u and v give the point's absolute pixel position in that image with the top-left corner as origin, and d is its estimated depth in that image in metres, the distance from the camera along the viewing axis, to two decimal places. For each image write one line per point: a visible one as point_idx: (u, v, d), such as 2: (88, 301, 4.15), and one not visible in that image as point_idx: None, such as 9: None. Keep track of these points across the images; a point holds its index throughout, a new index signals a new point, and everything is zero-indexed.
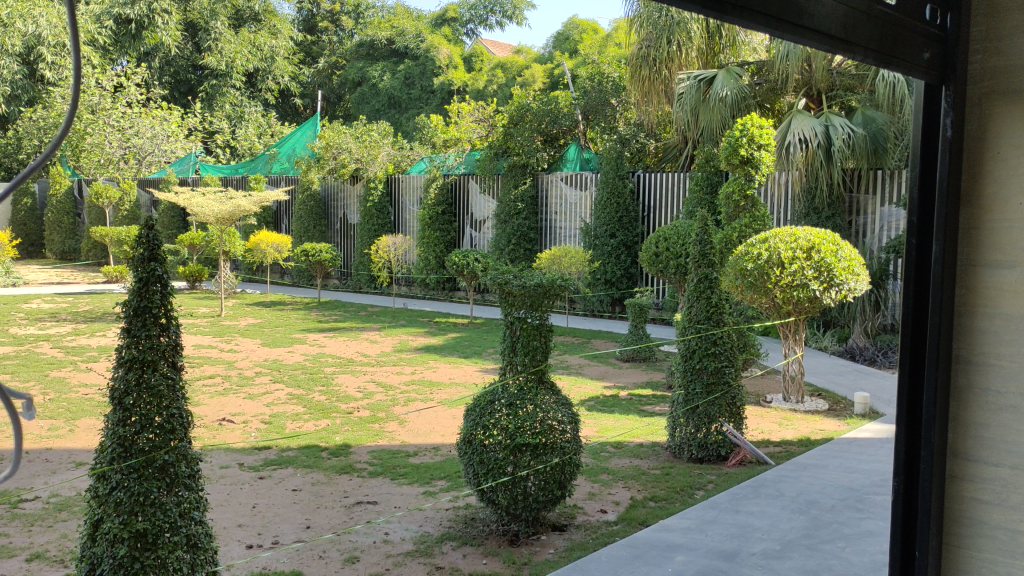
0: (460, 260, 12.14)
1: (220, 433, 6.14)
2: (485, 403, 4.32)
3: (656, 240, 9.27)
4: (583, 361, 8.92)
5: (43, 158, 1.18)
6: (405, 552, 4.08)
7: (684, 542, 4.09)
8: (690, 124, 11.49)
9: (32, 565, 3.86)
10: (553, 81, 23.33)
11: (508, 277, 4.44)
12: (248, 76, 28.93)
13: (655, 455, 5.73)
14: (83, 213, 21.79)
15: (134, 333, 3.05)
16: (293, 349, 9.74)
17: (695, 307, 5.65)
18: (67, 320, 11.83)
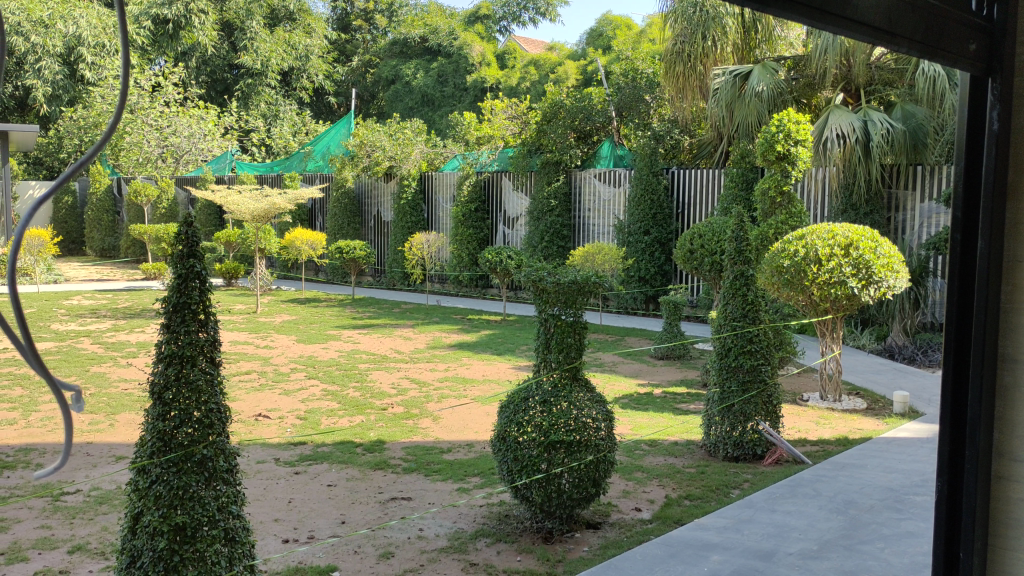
0: (493, 257, 12.12)
1: (256, 429, 6.21)
2: (519, 400, 4.32)
3: (692, 237, 9.22)
4: (616, 358, 8.90)
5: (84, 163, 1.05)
6: (439, 548, 4.09)
7: (720, 541, 4.06)
8: (726, 120, 11.35)
9: (74, 556, 3.93)
10: (587, 77, 23.26)
11: (542, 274, 4.44)
12: (283, 75, 29.15)
13: (690, 453, 5.69)
14: (123, 211, 22.18)
15: (174, 328, 3.09)
16: (327, 345, 9.81)
17: (731, 304, 5.62)
18: (106, 316, 12.03)
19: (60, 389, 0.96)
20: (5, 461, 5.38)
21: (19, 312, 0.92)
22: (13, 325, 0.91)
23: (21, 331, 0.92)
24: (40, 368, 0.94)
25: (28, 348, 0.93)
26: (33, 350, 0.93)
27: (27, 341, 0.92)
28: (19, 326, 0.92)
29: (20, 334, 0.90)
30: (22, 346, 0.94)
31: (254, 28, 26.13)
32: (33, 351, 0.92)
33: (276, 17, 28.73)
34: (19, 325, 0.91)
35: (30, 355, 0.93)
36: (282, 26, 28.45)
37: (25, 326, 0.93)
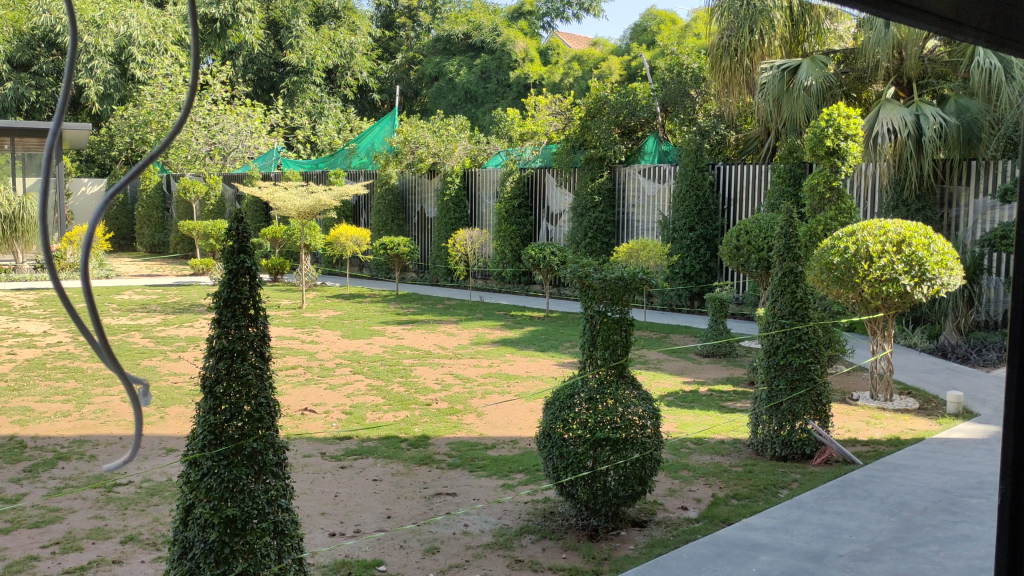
0: (536, 254, 12.10)
1: (303, 423, 6.28)
2: (565, 397, 4.33)
3: (738, 233, 9.11)
4: (661, 356, 8.85)
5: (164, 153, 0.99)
6: (485, 544, 4.09)
7: (768, 542, 4.00)
8: (773, 114, 11.21)
9: (127, 546, 4.00)
10: (631, 72, 23.16)
11: (588, 270, 4.42)
12: (327, 72, 29.36)
13: (737, 452, 5.62)
14: (171, 208, 22.59)
15: (224, 323, 3.14)
16: (372, 341, 9.88)
17: (779, 302, 5.57)
18: (156, 311, 12.25)
19: (133, 387, 0.98)
20: (60, 452, 5.51)
21: (93, 311, 0.94)
22: (89, 326, 0.93)
23: (95, 329, 0.93)
24: (113, 365, 0.96)
25: (101, 345, 0.95)
26: (107, 345, 0.95)
27: (101, 340, 0.94)
28: (93, 324, 0.94)
29: (98, 334, 0.92)
30: (97, 343, 0.96)
31: (300, 26, 27.09)
32: (108, 349, 0.93)
33: (321, 15, 29.25)
34: (93, 322, 0.93)
35: (104, 353, 0.95)
36: (328, 24, 28.97)
37: (101, 325, 0.95)
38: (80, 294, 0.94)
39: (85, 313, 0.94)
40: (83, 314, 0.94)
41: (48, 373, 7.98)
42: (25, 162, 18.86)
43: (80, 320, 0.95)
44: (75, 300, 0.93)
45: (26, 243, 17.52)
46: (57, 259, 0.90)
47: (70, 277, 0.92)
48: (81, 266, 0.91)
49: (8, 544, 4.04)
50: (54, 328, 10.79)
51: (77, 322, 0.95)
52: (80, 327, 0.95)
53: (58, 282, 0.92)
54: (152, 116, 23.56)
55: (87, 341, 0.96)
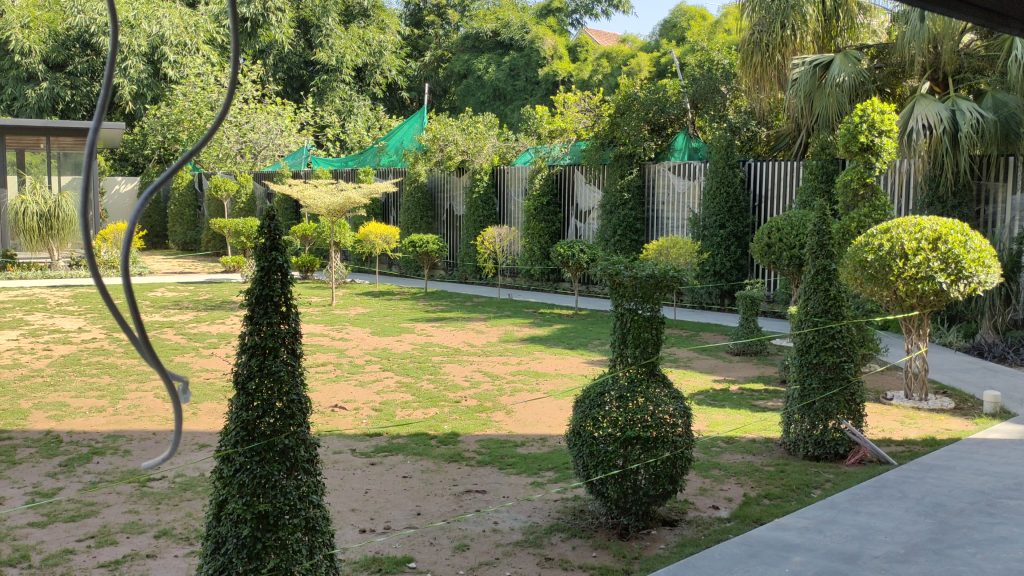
0: (565, 251, 12.05)
1: (333, 419, 6.32)
2: (595, 395, 4.33)
3: (769, 230, 9.03)
4: (692, 354, 8.80)
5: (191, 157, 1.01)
6: (515, 541, 4.09)
7: (801, 542, 3.96)
8: (805, 111, 11.09)
9: (160, 541, 4.04)
10: (661, 69, 23.06)
11: (618, 268, 4.40)
12: (357, 71, 29.48)
13: (769, 451, 5.56)
14: (203, 205, 22.83)
15: (256, 319, 3.16)
16: (401, 338, 9.92)
17: (812, 300, 5.50)
18: (189, 307, 12.38)
19: (173, 385, 1.02)
20: (95, 447, 5.58)
21: (136, 310, 0.96)
22: (131, 325, 0.96)
23: (136, 326, 0.96)
24: (154, 363, 0.99)
25: (142, 344, 0.97)
26: (148, 344, 0.97)
27: (143, 338, 0.96)
28: (135, 323, 0.97)
29: (139, 334, 0.94)
30: (138, 342, 0.99)
31: (330, 25, 28.00)
32: (149, 347, 0.96)
33: (350, 13, 29.60)
34: (134, 320, 0.96)
35: (145, 351, 0.97)
36: (356, 23, 29.33)
37: (142, 325, 0.97)
38: (125, 293, 0.96)
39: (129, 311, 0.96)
40: (123, 311, 0.97)
41: (83, 369, 8.09)
42: (60, 161, 18.99)
43: (120, 318, 0.98)
44: (122, 300, 0.96)
45: (60, 241, 17.75)
46: (109, 258, 0.93)
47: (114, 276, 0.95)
48: (121, 261, 0.93)
49: (45, 537, 4.10)
50: (89, 324, 10.93)
51: (119, 322, 0.98)
52: (121, 325, 0.98)
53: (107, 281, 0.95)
54: (184, 115, 23.86)
55: (129, 340, 0.99)
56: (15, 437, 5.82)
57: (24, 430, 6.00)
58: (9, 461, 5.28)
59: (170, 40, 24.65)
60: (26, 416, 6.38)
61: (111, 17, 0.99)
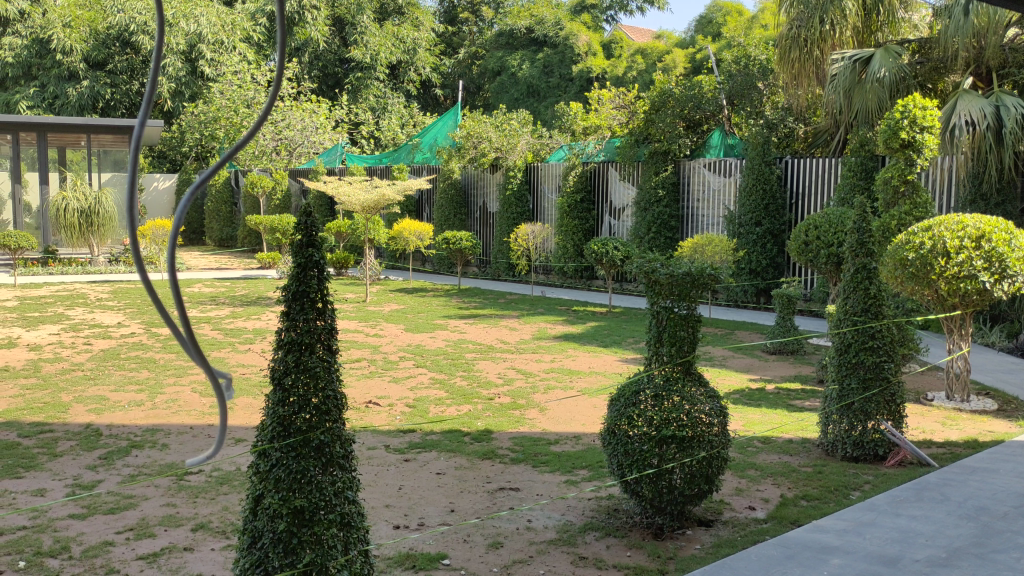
0: (599, 248, 12.00)
1: (367, 415, 6.35)
2: (631, 393, 4.30)
3: (806, 228, 8.93)
4: (727, 352, 8.71)
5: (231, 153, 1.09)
6: (548, 539, 4.07)
7: (840, 545, 3.90)
8: (844, 107, 10.95)
9: (198, 534, 4.08)
10: (696, 65, 22.92)
11: (654, 266, 4.37)
12: (390, 69, 29.66)
13: (806, 452, 5.49)
14: (240, 202, 23.07)
15: (293, 316, 3.18)
16: (435, 335, 9.94)
17: (851, 299, 5.43)
18: (225, 303, 12.50)
19: (219, 380, 1.12)
20: (134, 441, 5.65)
21: (181, 308, 1.06)
22: (178, 323, 1.05)
23: (182, 324, 1.05)
24: (199, 360, 1.08)
25: (188, 343, 1.06)
26: (193, 343, 1.07)
27: (188, 336, 1.06)
28: (182, 323, 1.06)
29: (186, 331, 1.03)
30: (185, 339, 1.09)
31: (365, 22, 28.15)
32: (193, 345, 1.05)
33: (385, 11, 29.79)
34: (180, 315, 1.05)
35: (191, 348, 1.07)
36: (391, 21, 29.50)
37: (187, 323, 1.07)
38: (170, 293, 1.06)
39: (174, 308, 1.06)
40: (171, 311, 1.07)
41: (122, 364, 8.20)
42: (100, 159, 19.16)
43: (169, 316, 1.08)
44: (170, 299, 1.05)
45: (100, 237, 18.04)
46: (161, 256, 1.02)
47: (162, 276, 1.03)
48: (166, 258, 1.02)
49: (85, 529, 4.16)
50: (127, 320, 11.07)
51: (169, 320, 1.07)
52: (169, 323, 1.08)
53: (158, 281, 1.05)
54: (221, 113, 24.15)
55: (176, 338, 1.08)
56: (56, 430, 5.91)
57: (64, 423, 6.09)
58: (51, 453, 5.37)
59: (207, 38, 25.03)
60: (67, 409, 6.47)
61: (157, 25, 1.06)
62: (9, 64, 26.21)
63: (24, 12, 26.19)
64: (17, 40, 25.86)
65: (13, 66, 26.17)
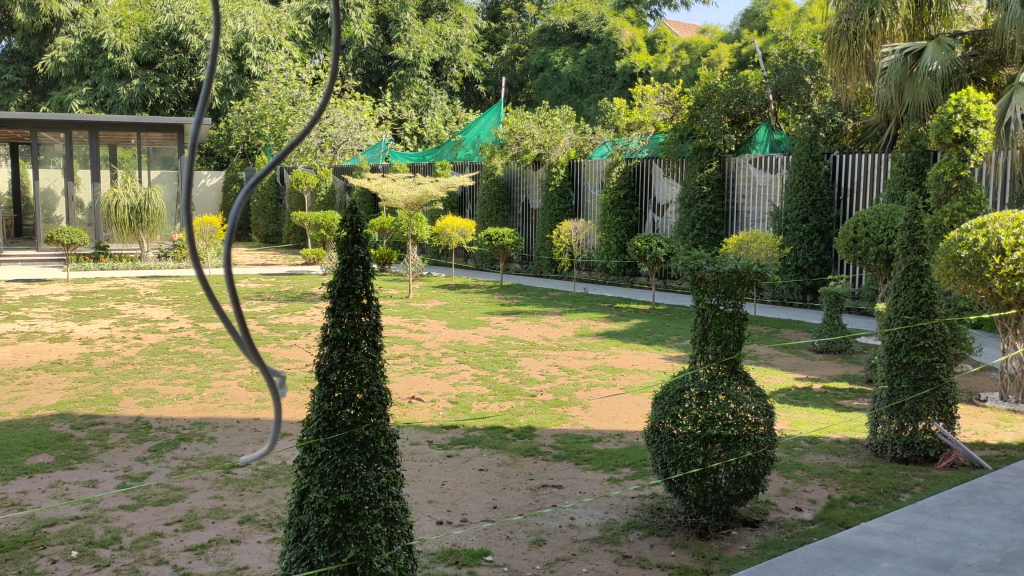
0: (643, 245, 11.93)
1: (410, 410, 6.39)
2: (675, 391, 4.26)
3: (855, 224, 8.78)
4: (772, 351, 8.60)
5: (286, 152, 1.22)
6: (591, 538, 4.05)
7: (889, 548, 3.83)
8: (894, 101, 10.78)
9: (244, 526, 4.13)
10: (742, 60, 22.67)
11: (700, 263, 4.33)
12: (433, 65, 29.80)
13: (855, 452, 5.40)
14: (285, 199, 23.37)
15: (338, 312, 3.19)
16: (477, 331, 9.96)
17: (902, 297, 5.32)
18: (271, 299, 12.65)
19: (272, 378, 1.22)
20: (182, 433, 5.74)
21: (237, 306, 1.15)
22: (234, 321, 1.14)
23: (239, 323, 1.15)
24: (254, 357, 1.18)
25: (244, 339, 1.16)
26: (248, 341, 1.16)
27: (244, 333, 1.15)
28: (238, 322, 1.16)
29: (243, 329, 1.12)
30: (239, 336, 1.18)
31: (408, 20, 28.35)
32: (249, 342, 1.15)
33: (428, 8, 29.99)
34: (235, 318, 1.15)
35: (247, 347, 1.17)
36: (434, 18, 29.65)
37: (242, 321, 1.16)
38: (230, 290, 1.15)
39: (231, 304, 1.14)
40: (226, 308, 1.16)
41: (172, 358, 8.35)
42: (149, 156, 19.38)
43: (223, 314, 1.17)
44: (229, 297, 1.14)
45: (150, 233, 18.39)
46: (223, 255, 1.10)
47: (225, 276, 1.12)
48: (230, 257, 1.11)
49: (135, 520, 4.24)
50: (176, 314, 11.27)
51: (224, 319, 1.16)
52: (225, 321, 1.17)
53: (217, 278, 1.14)
54: (267, 111, 24.50)
55: (230, 335, 1.17)
56: (108, 422, 6.04)
57: (115, 416, 6.22)
58: (102, 445, 5.48)
59: (254, 36, 25.42)
60: (117, 402, 6.60)
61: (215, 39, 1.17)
62: (62, 65, 26.78)
63: (76, 13, 26.79)
64: (69, 40, 26.41)
65: (66, 66, 26.71)
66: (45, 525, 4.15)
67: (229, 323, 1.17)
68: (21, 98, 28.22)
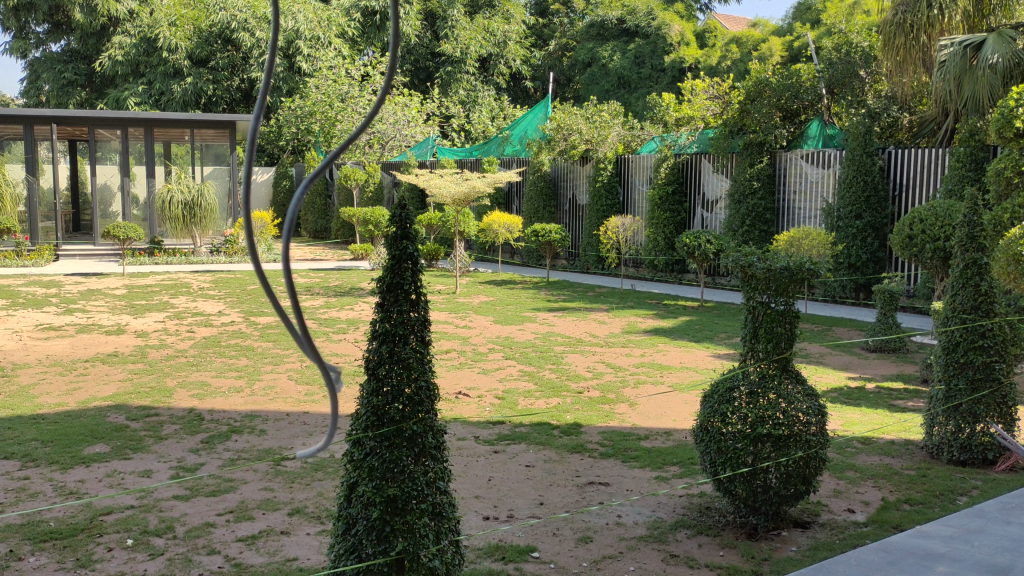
0: (691, 242, 11.80)
1: (457, 406, 6.41)
2: (725, 390, 4.20)
3: (911, 221, 8.61)
4: (824, 350, 8.47)
5: (341, 151, 1.27)
6: (639, 536, 4.02)
7: (946, 552, 3.74)
8: (952, 94, 10.52)
9: (294, 518, 4.18)
10: (794, 53, 22.37)
11: (751, 260, 4.26)
12: (481, 62, 29.86)
13: (909, 453, 5.29)
14: (334, 195, 23.62)
15: (387, 307, 3.21)
16: (524, 327, 9.96)
17: (960, 296, 5.17)
18: (320, 294, 12.78)
19: (327, 373, 1.25)
20: (234, 426, 5.83)
21: (297, 305, 1.18)
22: (294, 320, 1.17)
23: (299, 321, 1.17)
24: (312, 353, 1.21)
25: (304, 337, 1.19)
26: (307, 337, 1.19)
27: (302, 329, 1.18)
28: (297, 320, 1.18)
29: (302, 327, 1.15)
30: (298, 334, 1.21)
31: (456, 16, 28.44)
32: (307, 338, 1.18)
33: (476, 4, 30.02)
34: (295, 315, 1.19)
35: (306, 343, 1.19)
36: (482, 14, 29.63)
37: (301, 318, 1.19)
38: (291, 288, 1.18)
39: (292, 302, 1.18)
40: (287, 306, 1.19)
41: (223, 351, 8.48)
42: (202, 153, 19.59)
43: (285, 311, 1.20)
44: (290, 294, 1.18)
45: (203, 229, 18.71)
46: (283, 254, 1.13)
47: (286, 275, 1.17)
48: (289, 257, 1.14)
49: (188, 510, 4.31)
50: (228, 308, 11.46)
51: (283, 315, 1.19)
52: (285, 318, 1.20)
53: (282, 273, 1.18)
54: (317, 107, 24.80)
55: (291, 333, 1.20)
56: (162, 414, 6.15)
57: (169, 407, 6.34)
58: (156, 436, 5.58)
59: (304, 34, 25.73)
60: (171, 394, 6.73)
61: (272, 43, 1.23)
62: (119, 63, 27.32)
63: (133, 13, 27.39)
64: (126, 39, 27.00)
65: (123, 64, 27.27)
66: (101, 514, 4.24)
67: (288, 320, 1.20)
68: (80, 96, 28.87)
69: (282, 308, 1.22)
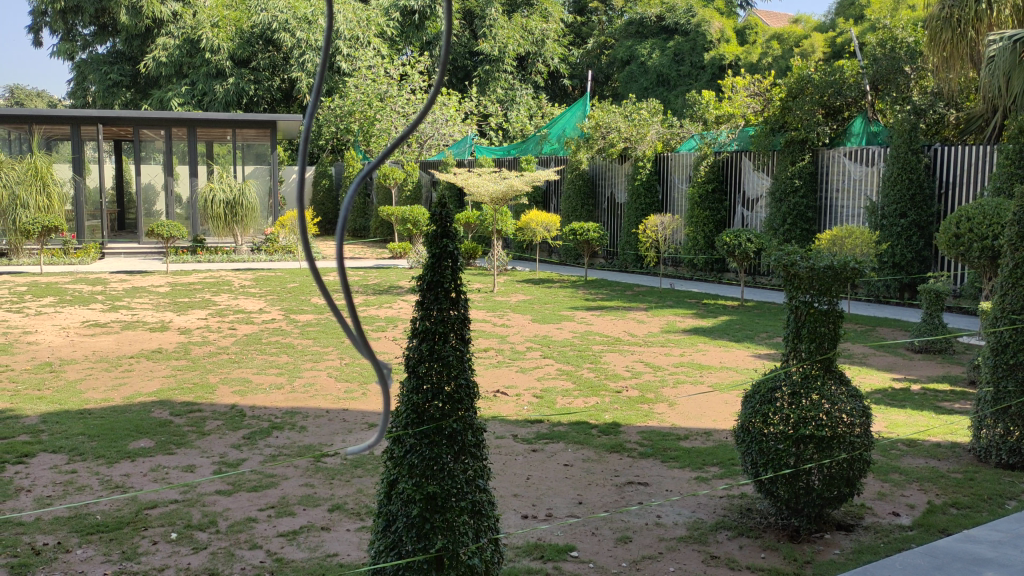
0: (731, 240, 11.67)
1: (496, 404, 6.42)
2: (766, 390, 4.15)
3: (958, 220, 8.43)
4: (868, 350, 8.34)
5: (392, 149, 1.27)
6: (679, 537, 3.99)
7: (994, 557, 3.65)
8: (1001, 91, 10.29)
9: (334, 514, 4.21)
10: (837, 49, 22.14)
11: (793, 258, 4.20)
12: (519, 60, 29.89)
13: (956, 457, 5.19)
14: (373, 194, 23.78)
15: (427, 305, 3.22)
16: (562, 325, 9.96)
17: (1010, 295, 5.05)
18: (359, 292, 12.87)
19: (379, 370, 1.25)
20: (275, 422, 5.89)
21: (351, 305, 1.19)
22: (347, 319, 1.19)
23: (353, 322, 1.19)
24: (366, 353, 1.21)
25: (358, 338, 1.20)
26: (362, 338, 1.20)
27: (356, 330, 1.19)
28: (350, 318, 1.20)
29: (356, 328, 1.17)
30: (352, 335, 1.21)
31: (493, 15, 28.44)
32: (362, 339, 1.19)
33: (514, 3, 29.99)
34: (348, 314, 1.20)
35: (359, 343, 1.20)
36: (520, 13, 29.66)
37: (354, 316, 1.21)
38: (345, 288, 1.19)
39: (345, 302, 1.19)
40: (339, 305, 1.21)
41: (264, 348, 8.57)
42: (243, 152, 19.79)
43: (338, 309, 1.21)
44: (343, 294, 1.19)
45: (244, 227, 18.97)
46: (334, 254, 1.14)
47: (336, 276, 1.18)
48: (340, 255, 1.15)
49: (230, 505, 4.36)
50: (268, 306, 11.59)
51: (336, 313, 1.21)
52: (338, 317, 1.21)
53: (335, 273, 1.18)
54: (356, 107, 25.03)
55: (344, 332, 1.21)
56: (204, 409, 6.24)
57: (211, 403, 6.43)
58: (199, 432, 5.66)
59: (344, 33, 25.95)
60: (213, 391, 6.81)
61: (327, 38, 1.23)
62: (163, 64, 27.77)
63: (177, 14, 27.84)
64: (170, 40, 27.47)
65: (166, 65, 27.73)
66: (146, 508, 4.31)
67: (341, 319, 1.22)
68: (124, 97, 29.38)
69: (337, 306, 1.24)
